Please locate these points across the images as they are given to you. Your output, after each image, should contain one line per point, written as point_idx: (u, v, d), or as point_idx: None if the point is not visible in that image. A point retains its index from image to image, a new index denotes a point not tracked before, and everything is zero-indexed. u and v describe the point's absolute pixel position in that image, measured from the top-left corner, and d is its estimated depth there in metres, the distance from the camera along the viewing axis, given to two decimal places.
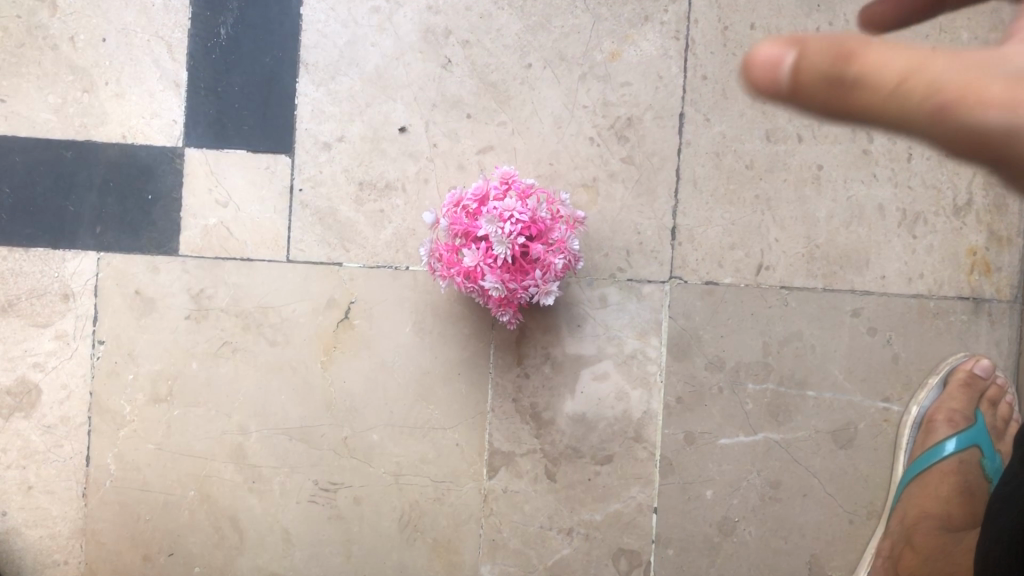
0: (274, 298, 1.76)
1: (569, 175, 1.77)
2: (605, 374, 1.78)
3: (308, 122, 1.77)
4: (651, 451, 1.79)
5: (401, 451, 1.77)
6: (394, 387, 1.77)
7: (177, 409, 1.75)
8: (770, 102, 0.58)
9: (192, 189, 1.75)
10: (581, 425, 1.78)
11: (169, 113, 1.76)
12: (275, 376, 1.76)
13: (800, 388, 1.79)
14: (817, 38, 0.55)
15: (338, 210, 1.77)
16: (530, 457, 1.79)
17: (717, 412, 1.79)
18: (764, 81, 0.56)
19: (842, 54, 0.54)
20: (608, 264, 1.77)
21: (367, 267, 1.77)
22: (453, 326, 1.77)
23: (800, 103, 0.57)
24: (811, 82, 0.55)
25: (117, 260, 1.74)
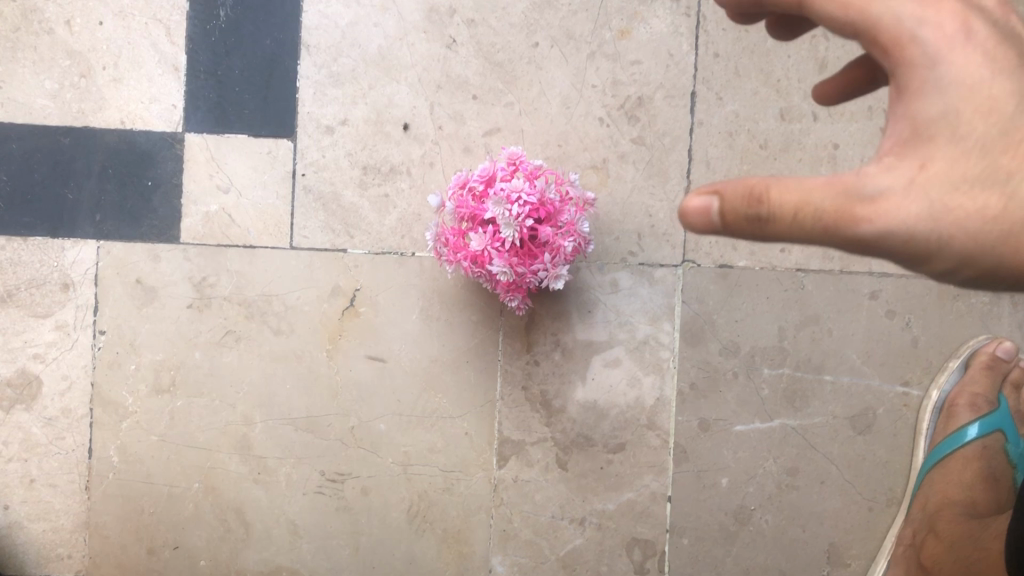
0: (277, 286, 1.72)
1: (578, 156, 1.73)
2: (617, 361, 1.74)
3: (310, 105, 1.72)
4: (664, 439, 1.75)
5: (409, 441, 1.74)
6: (401, 376, 1.73)
7: (180, 400, 1.72)
8: (706, 231, 0.87)
9: (193, 174, 1.71)
10: (592, 413, 1.74)
11: (169, 97, 1.72)
12: (280, 365, 1.73)
13: (817, 372, 1.75)
14: (736, 192, 0.83)
15: (342, 195, 1.73)
16: (540, 446, 1.75)
17: (732, 399, 1.75)
18: (698, 222, 0.85)
19: (755, 201, 0.82)
20: (619, 247, 1.73)
21: (372, 253, 1.73)
22: (460, 314, 1.73)
23: (730, 233, 0.86)
24: (734, 220, 0.84)
25: (117, 248, 1.71)
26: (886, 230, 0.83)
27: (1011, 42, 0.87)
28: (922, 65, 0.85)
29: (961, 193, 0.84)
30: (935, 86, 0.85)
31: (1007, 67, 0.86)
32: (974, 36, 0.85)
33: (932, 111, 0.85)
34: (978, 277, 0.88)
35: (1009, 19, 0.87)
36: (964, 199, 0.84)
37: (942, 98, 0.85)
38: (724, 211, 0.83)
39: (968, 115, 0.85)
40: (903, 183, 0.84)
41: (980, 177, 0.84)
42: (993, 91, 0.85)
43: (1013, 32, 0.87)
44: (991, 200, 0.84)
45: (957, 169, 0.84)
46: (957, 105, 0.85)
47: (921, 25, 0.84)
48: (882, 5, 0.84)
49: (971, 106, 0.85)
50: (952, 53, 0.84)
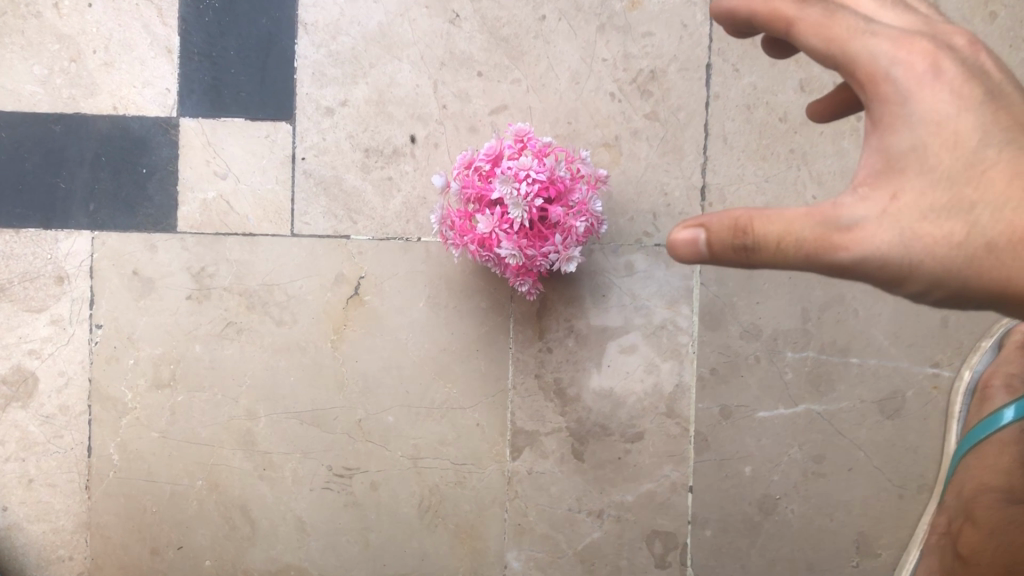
0: (279, 275, 1.66)
1: (589, 134, 1.65)
2: (633, 346, 1.67)
3: (308, 86, 1.66)
4: (684, 427, 1.69)
5: (419, 433, 1.67)
6: (409, 366, 1.67)
7: (181, 394, 1.66)
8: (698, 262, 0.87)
9: (189, 161, 1.65)
10: (608, 401, 1.67)
11: (162, 81, 1.65)
12: (284, 357, 1.66)
13: (843, 355, 1.67)
14: (721, 223, 0.84)
15: (344, 179, 1.66)
16: (555, 436, 1.68)
17: (754, 384, 1.68)
18: (687, 252, 0.85)
19: (740, 231, 0.83)
20: (633, 228, 1.65)
21: (376, 239, 1.66)
22: (469, 301, 1.66)
23: (721, 263, 0.86)
24: (722, 251, 0.84)
25: (112, 239, 1.65)
26: (862, 258, 0.84)
27: (978, 79, 0.86)
28: (893, 100, 0.85)
29: (931, 221, 0.84)
30: (905, 120, 0.86)
31: (976, 101, 0.86)
32: (943, 72, 0.85)
33: (902, 143, 0.86)
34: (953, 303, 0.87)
35: (977, 56, 0.87)
36: (934, 227, 0.84)
37: (910, 130, 0.85)
38: (712, 244, 0.84)
39: (936, 147, 0.85)
40: (876, 212, 0.85)
41: (948, 205, 0.84)
42: (959, 125, 0.85)
43: (980, 71, 0.87)
44: (959, 229, 0.84)
45: (926, 199, 0.85)
46: (925, 138, 0.85)
47: (892, 63, 0.85)
48: (858, 42, 0.85)
49: (939, 139, 0.85)
50: (921, 89, 0.85)
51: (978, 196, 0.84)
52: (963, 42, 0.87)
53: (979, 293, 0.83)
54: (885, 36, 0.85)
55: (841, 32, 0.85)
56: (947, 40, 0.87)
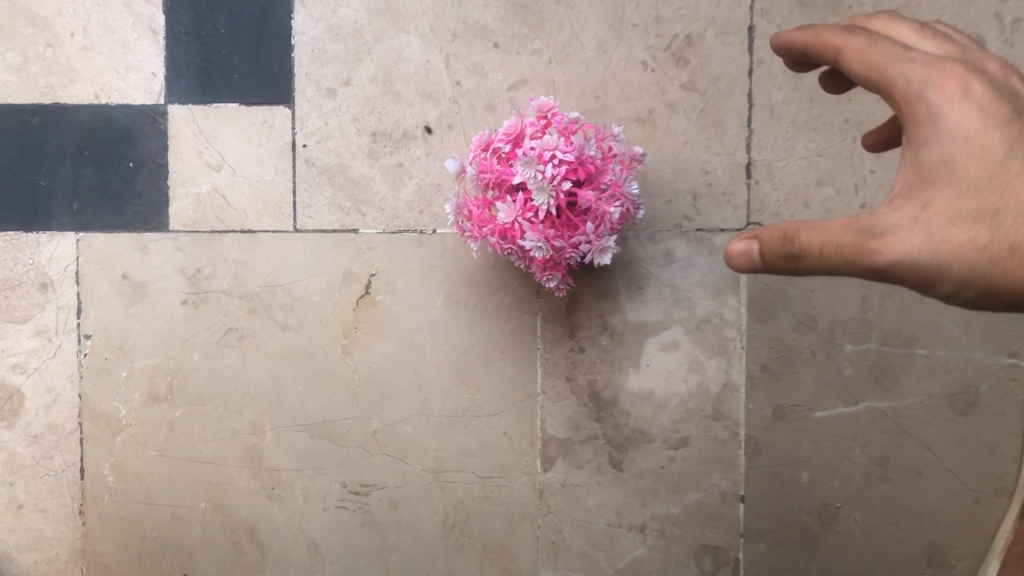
0: (283, 275, 1.51)
1: (620, 109, 1.49)
2: (675, 343, 1.51)
3: (308, 66, 1.50)
4: (733, 431, 1.52)
5: (440, 444, 1.52)
6: (427, 370, 1.51)
7: (180, 409, 1.52)
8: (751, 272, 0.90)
9: (180, 152, 1.50)
10: (649, 404, 1.52)
11: (147, 64, 1.50)
12: (290, 365, 1.51)
13: (907, 346, 1.49)
14: (772, 233, 0.86)
15: (349, 167, 1.51)
16: (590, 445, 1.52)
17: (810, 381, 1.51)
18: (741, 263, 0.88)
19: (788, 240, 0.85)
20: (671, 212, 1.49)
21: (387, 233, 1.50)
22: (491, 297, 1.50)
23: (773, 271, 0.88)
24: (773, 260, 0.86)
25: (99, 240, 1.50)
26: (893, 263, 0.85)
27: (1010, 99, 0.86)
28: (924, 118, 0.86)
29: (959, 226, 0.84)
30: (936, 136, 0.86)
31: (1007, 116, 0.85)
32: (973, 90, 0.85)
33: (933, 156, 0.86)
34: (983, 304, 0.87)
35: (1009, 80, 0.87)
36: (960, 232, 0.84)
37: (941, 144, 0.86)
38: (765, 253, 0.86)
39: (963, 159, 0.85)
40: (909, 219, 0.86)
41: (975, 213, 0.84)
42: (987, 139, 0.85)
43: (1010, 92, 0.86)
44: (983, 234, 0.84)
45: (954, 206, 0.85)
46: (955, 151, 0.85)
47: (925, 85, 0.86)
48: (896, 67, 0.87)
49: (966, 153, 0.85)
50: (949, 106, 0.85)
51: (1003, 203, 0.84)
52: (996, 67, 0.87)
53: (1003, 292, 0.84)
54: (923, 61, 0.86)
55: (880, 58, 0.87)
56: (979, 65, 0.87)
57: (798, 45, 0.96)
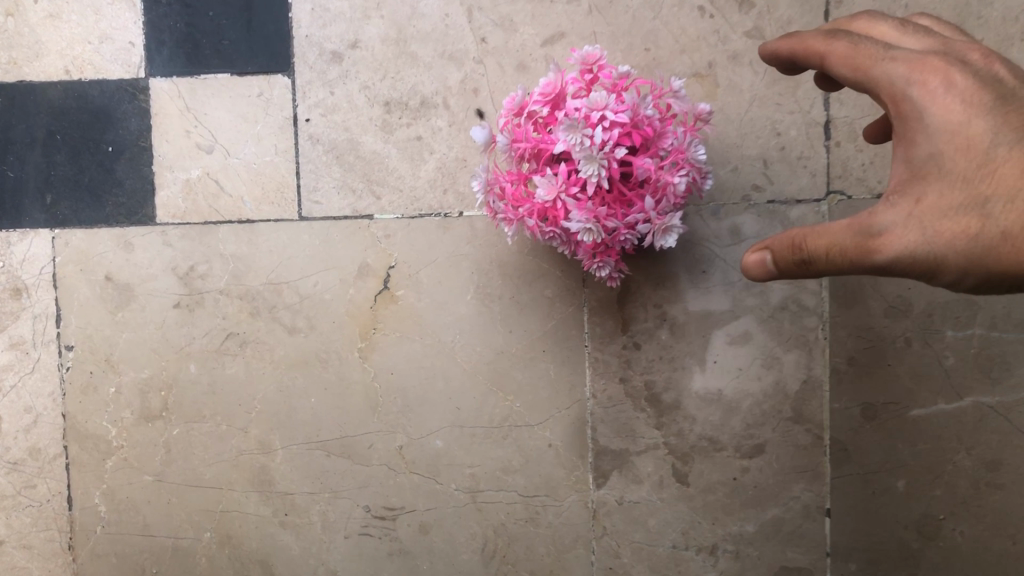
0: (288, 270, 1.31)
1: (674, 63, 1.26)
2: (746, 335, 1.29)
3: (308, 26, 1.29)
4: (816, 435, 1.30)
5: (475, 460, 1.32)
6: (458, 375, 1.31)
7: (177, 427, 1.33)
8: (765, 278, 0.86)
9: (165, 132, 1.30)
10: (716, 407, 1.30)
11: (123, 32, 1.30)
12: (300, 374, 1.32)
13: (1020, 330, 1.25)
14: (779, 240, 0.81)
15: (360, 143, 1.30)
16: (650, 456, 1.31)
17: (905, 374, 1.28)
18: (755, 272, 0.84)
19: (795, 247, 0.80)
20: (737, 182, 1.26)
21: (406, 218, 1.30)
22: (530, 289, 1.29)
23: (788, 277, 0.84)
24: (783, 268, 0.82)
25: (77, 237, 1.31)
26: (892, 261, 0.79)
27: (995, 86, 0.79)
28: (909, 114, 0.80)
29: (952, 218, 0.78)
30: (923, 132, 0.80)
31: (993, 104, 0.78)
32: (958, 82, 0.79)
33: (920, 153, 0.80)
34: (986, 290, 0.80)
35: (993, 67, 0.79)
36: (954, 224, 0.77)
37: (928, 139, 0.80)
38: (777, 262, 0.81)
39: (952, 152, 0.78)
40: (903, 215, 0.79)
41: (968, 203, 0.77)
42: (972, 130, 0.78)
43: (995, 80, 0.79)
44: (976, 223, 0.77)
45: (945, 199, 0.78)
46: (942, 146, 0.79)
47: (908, 83, 0.80)
48: (878, 67, 0.81)
49: (954, 145, 0.78)
50: (933, 100, 0.79)
51: (993, 191, 0.77)
52: (978, 57, 0.80)
53: (1005, 279, 0.77)
54: (904, 58, 0.80)
55: (864, 59, 0.82)
56: (959, 56, 0.80)
57: (784, 54, 0.91)
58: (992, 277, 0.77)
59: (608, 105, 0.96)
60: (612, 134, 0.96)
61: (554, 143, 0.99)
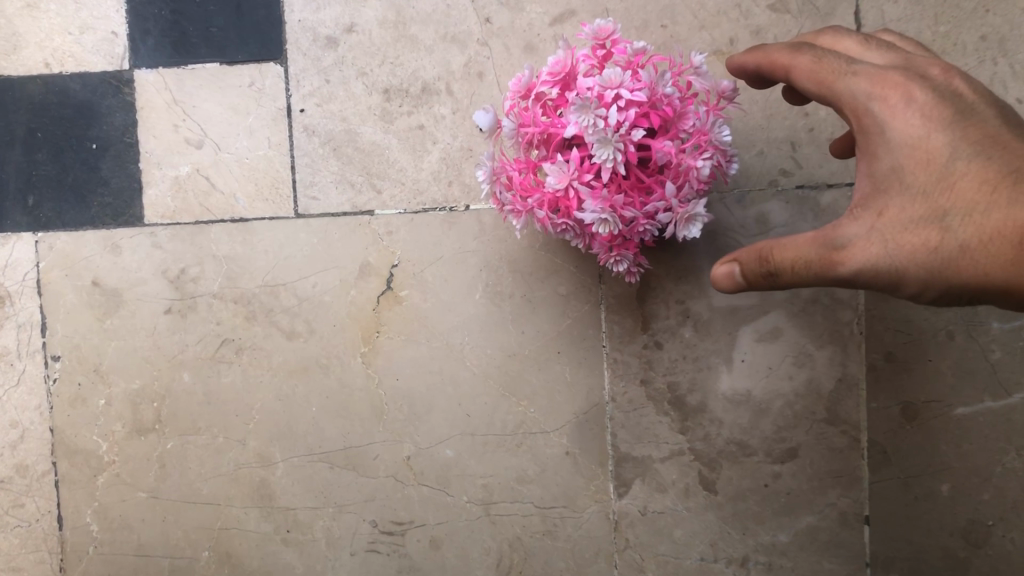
0: (286, 271, 1.23)
1: (693, 41, 1.18)
2: (775, 332, 1.20)
3: (300, 10, 1.21)
4: (853, 438, 1.21)
5: (488, 470, 1.23)
6: (468, 380, 1.23)
7: (171, 440, 1.25)
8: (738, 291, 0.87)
9: (152, 127, 1.22)
10: (745, 409, 1.21)
11: (105, 21, 1.22)
12: (300, 381, 1.24)
13: None
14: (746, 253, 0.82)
15: (359, 133, 1.22)
16: (675, 462, 1.22)
17: (948, 370, 1.19)
18: (724, 285, 0.85)
19: (762, 261, 0.81)
20: (764, 167, 1.18)
21: (409, 213, 1.21)
22: (543, 286, 1.21)
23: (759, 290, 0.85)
24: (751, 281, 0.83)
25: (61, 241, 1.24)
26: (856, 274, 0.79)
27: (955, 100, 0.79)
28: (870, 127, 0.80)
29: (912, 231, 0.78)
30: (885, 146, 0.80)
31: (953, 119, 0.78)
32: (918, 97, 0.79)
33: (883, 166, 0.80)
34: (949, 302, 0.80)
35: (953, 82, 0.80)
36: (914, 236, 0.78)
37: (889, 153, 0.80)
38: (745, 275, 0.83)
39: (912, 165, 0.79)
40: (866, 228, 0.80)
41: (927, 216, 0.78)
42: (932, 144, 0.78)
43: (954, 94, 0.79)
44: (934, 236, 0.77)
45: (907, 212, 0.78)
46: (903, 159, 0.79)
47: (870, 98, 0.80)
48: (842, 82, 0.81)
49: (915, 159, 0.78)
50: (894, 115, 0.79)
51: (952, 204, 0.77)
52: (938, 72, 0.80)
53: (966, 290, 0.76)
54: (867, 73, 0.80)
55: (827, 73, 0.82)
56: (920, 71, 0.81)
57: (751, 67, 0.90)
58: (954, 290, 0.77)
59: (623, 83, 0.87)
60: (628, 114, 0.87)
61: (565, 126, 0.90)
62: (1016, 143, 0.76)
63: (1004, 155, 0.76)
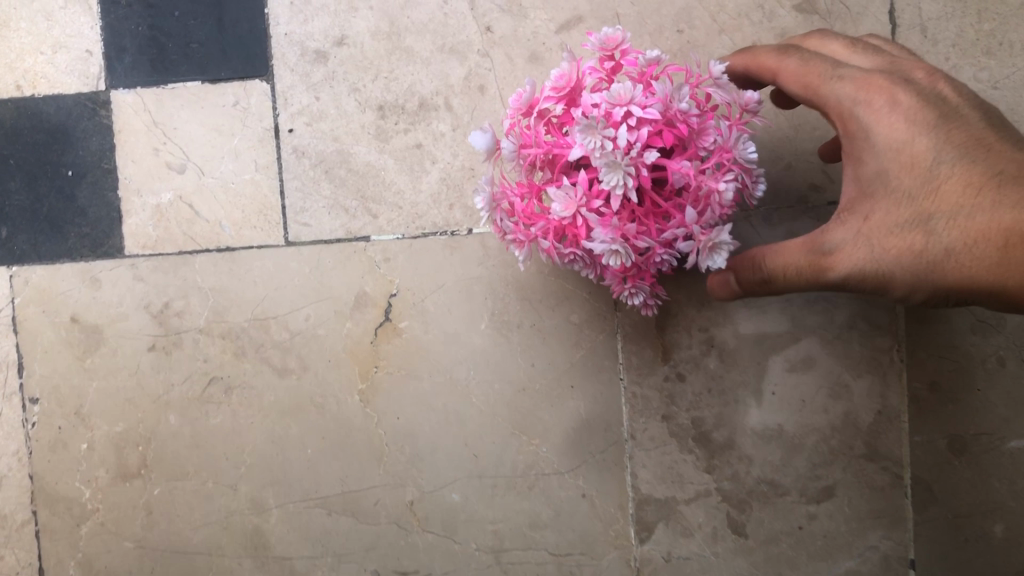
0: (276, 303, 1.14)
1: (713, 46, 1.08)
2: (808, 361, 1.11)
3: (287, 23, 1.13)
4: (895, 475, 1.10)
5: (499, 514, 1.14)
6: (474, 417, 1.13)
7: (158, 487, 1.17)
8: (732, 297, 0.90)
9: (131, 151, 1.14)
10: (776, 445, 1.11)
11: (79, 39, 1.14)
12: (294, 421, 1.15)
13: None
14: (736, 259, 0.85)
15: (351, 154, 1.13)
16: (701, 504, 1.12)
17: (1000, 399, 1.08)
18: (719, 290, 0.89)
19: (752, 267, 0.84)
20: (792, 181, 1.08)
21: (408, 239, 1.12)
22: (554, 315, 1.12)
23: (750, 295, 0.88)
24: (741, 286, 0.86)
25: (37, 274, 1.15)
26: (844, 279, 0.81)
27: (940, 105, 0.81)
28: (856, 132, 0.82)
29: (898, 235, 0.79)
30: (871, 150, 0.81)
31: (936, 122, 0.80)
32: (902, 100, 0.80)
33: (869, 170, 0.81)
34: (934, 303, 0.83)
35: (938, 87, 0.82)
36: (899, 241, 0.79)
37: (876, 157, 0.81)
38: (737, 281, 0.86)
39: (898, 169, 0.80)
40: (852, 234, 0.81)
41: (913, 220, 0.79)
42: (917, 148, 0.79)
43: (939, 99, 0.81)
44: (920, 241, 0.79)
45: (892, 217, 0.80)
46: (889, 163, 0.80)
47: (854, 101, 0.81)
48: (827, 85, 0.82)
49: (900, 163, 0.80)
50: (879, 118, 0.80)
51: (937, 208, 0.78)
52: (923, 76, 0.82)
53: (949, 292, 0.79)
54: (851, 76, 0.81)
55: (812, 77, 0.83)
56: (905, 75, 0.82)
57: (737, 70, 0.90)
58: (941, 292, 0.80)
59: (633, 98, 0.78)
60: (639, 133, 0.78)
61: (570, 147, 0.81)
62: (999, 148, 0.78)
63: (987, 160, 0.78)
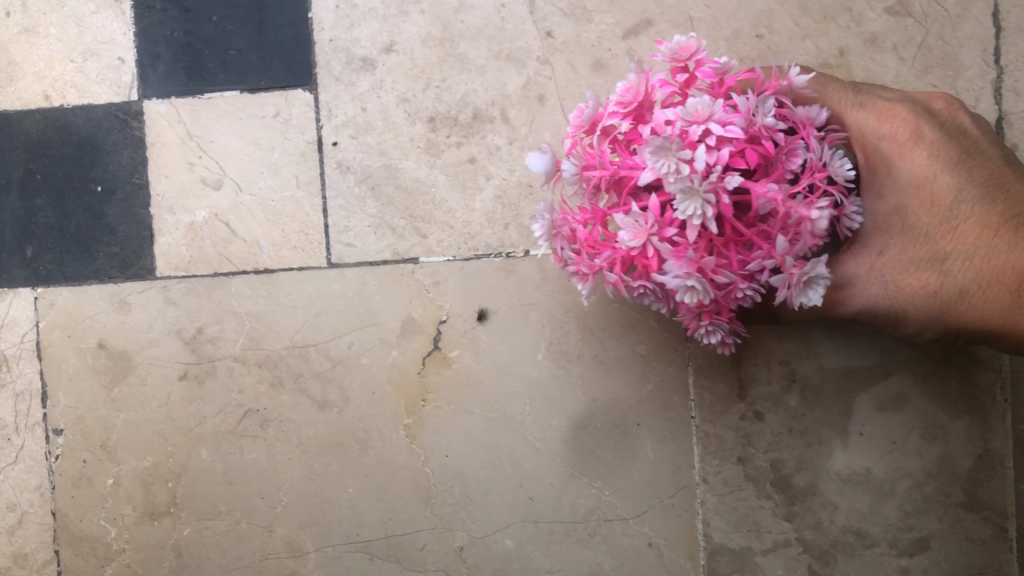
0: (317, 330, 1.06)
1: (795, 52, 0.99)
2: (900, 399, 0.99)
3: (332, 30, 1.05)
4: (998, 527, 0.98)
5: (556, 563, 1.04)
6: (530, 456, 1.04)
7: (187, 527, 1.08)
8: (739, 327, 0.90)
9: (165, 166, 1.06)
10: (863, 491, 1.00)
11: (111, 46, 1.07)
12: (335, 458, 1.06)
13: None
14: None
15: (399, 169, 1.04)
16: (779, 555, 1.02)
17: None
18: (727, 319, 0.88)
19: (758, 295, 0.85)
20: None
21: (459, 261, 1.03)
22: (618, 345, 1.02)
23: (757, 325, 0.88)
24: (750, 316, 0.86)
25: (63, 297, 1.08)
26: (850, 310, 0.84)
27: (960, 139, 0.84)
28: (880, 165, 0.83)
29: (913, 272, 0.83)
30: (892, 183, 0.82)
31: (957, 160, 0.83)
32: (927, 136, 0.83)
33: (887, 205, 0.82)
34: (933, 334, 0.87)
35: (957, 117, 0.85)
36: (914, 279, 0.83)
37: (895, 191, 0.82)
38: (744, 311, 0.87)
39: (918, 206, 0.82)
40: (866, 267, 0.83)
41: (928, 258, 0.83)
42: (937, 186, 0.82)
43: (959, 132, 0.84)
44: (935, 280, 0.83)
45: (907, 253, 0.83)
46: (909, 199, 0.82)
47: (878, 134, 0.83)
48: (850, 114, 0.83)
49: (919, 201, 0.82)
50: (904, 154, 0.82)
51: (953, 248, 0.83)
52: (942, 105, 0.85)
53: (955, 327, 0.84)
54: (875, 108, 0.83)
55: (835, 102, 0.83)
56: (927, 107, 0.85)
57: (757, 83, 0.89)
58: (948, 328, 0.85)
59: (712, 115, 0.68)
60: (718, 155, 0.67)
61: (638, 168, 0.71)
62: (1015, 187, 0.83)
63: (1004, 201, 0.82)
